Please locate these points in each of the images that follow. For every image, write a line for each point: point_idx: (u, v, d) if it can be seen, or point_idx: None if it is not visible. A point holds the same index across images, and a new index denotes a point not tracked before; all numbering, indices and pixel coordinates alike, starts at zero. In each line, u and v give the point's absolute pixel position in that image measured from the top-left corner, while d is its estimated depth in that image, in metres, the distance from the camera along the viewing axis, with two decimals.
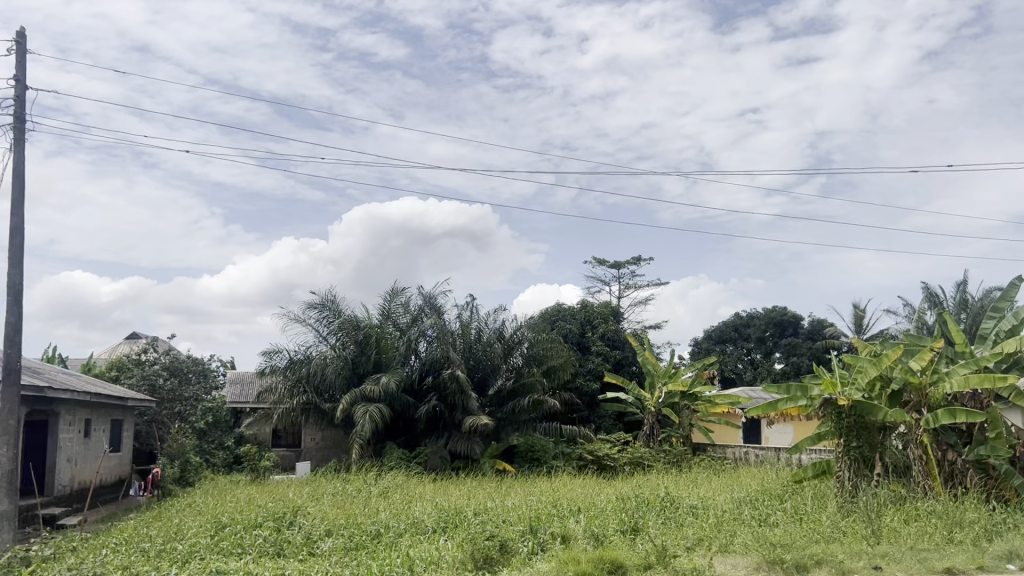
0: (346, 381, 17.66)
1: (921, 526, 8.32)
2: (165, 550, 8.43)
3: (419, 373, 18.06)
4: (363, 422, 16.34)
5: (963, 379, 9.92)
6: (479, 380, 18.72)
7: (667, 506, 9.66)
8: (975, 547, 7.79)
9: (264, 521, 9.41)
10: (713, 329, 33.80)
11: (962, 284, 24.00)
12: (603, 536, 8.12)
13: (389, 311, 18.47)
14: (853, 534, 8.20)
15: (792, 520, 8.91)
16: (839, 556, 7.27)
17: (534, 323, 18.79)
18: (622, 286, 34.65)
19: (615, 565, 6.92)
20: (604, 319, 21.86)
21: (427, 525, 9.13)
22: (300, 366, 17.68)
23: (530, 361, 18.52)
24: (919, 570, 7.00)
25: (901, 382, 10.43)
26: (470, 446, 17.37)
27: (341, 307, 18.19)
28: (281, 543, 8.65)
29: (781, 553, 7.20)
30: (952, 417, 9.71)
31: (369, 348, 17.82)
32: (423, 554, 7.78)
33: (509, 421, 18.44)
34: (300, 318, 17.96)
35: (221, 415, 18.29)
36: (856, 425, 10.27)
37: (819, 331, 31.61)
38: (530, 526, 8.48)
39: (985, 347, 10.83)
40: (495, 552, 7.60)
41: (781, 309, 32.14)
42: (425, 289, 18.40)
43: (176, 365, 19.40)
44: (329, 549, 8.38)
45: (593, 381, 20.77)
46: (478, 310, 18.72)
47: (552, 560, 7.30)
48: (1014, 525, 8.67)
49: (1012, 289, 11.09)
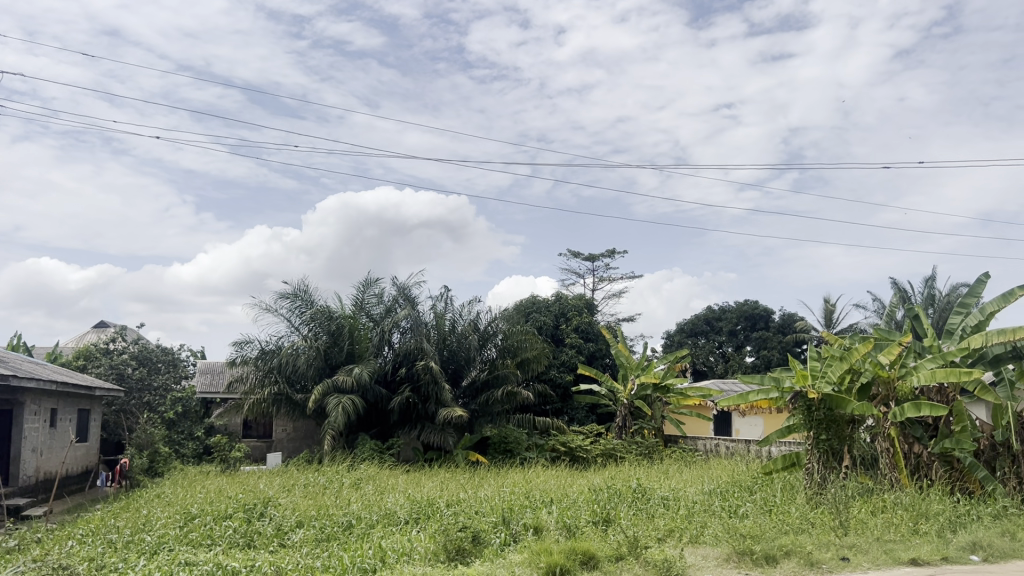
0: (318, 372, 17.58)
1: (887, 517, 8.44)
2: (133, 541, 8.34)
3: (393, 364, 17.96)
4: (335, 414, 16.22)
5: (929, 373, 10.10)
6: (453, 372, 18.64)
7: (639, 497, 9.70)
8: (939, 539, 7.91)
9: (234, 512, 9.33)
10: (685, 321, 34.04)
11: (929, 279, 24.40)
12: (575, 527, 8.16)
13: (362, 302, 18.29)
14: (821, 525, 8.30)
15: (761, 512, 8.98)
16: (808, 547, 7.36)
17: (509, 315, 18.80)
18: (595, 278, 34.83)
19: (587, 556, 6.92)
20: (578, 311, 21.97)
21: (399, 516, 9.11)
22: (271, 357, 17.54)
23: (504, 353, 18.54)
24: (887, 561, 7.09)
25: (870, 375, 10.61)
26: (443, 438, 17.37)
27: (313, 298, 18.04)
28: (251, 534, 8.58)
29: (750, 544, 7.26)
30: (917, 411, 9.88)
31: (342, 339, 17.72)
32: (395, 545, 7.77)
33: (482, 413, 18.45)
34: (270, 308, 17.74)
35: (190, 405, 18.07)
36: (827, 418, 10.34)
37: (789, 325, 32.00)
38: (503, 517, 8.48)
39: (952, 342, 10.96)
40: (467, 543, 7.57)
41: (753, 303, 32.49)
42: (399, 280, 18.32)
43: (144, 355, 19.22)
44: (300, 540, 8.35)
45: (567, 373, 20.76)
46: (453, 301, 18.68)
47: (524, 551, 7.30)
48: (977, 517, 8.82)
49: (978, 285, 11.25)
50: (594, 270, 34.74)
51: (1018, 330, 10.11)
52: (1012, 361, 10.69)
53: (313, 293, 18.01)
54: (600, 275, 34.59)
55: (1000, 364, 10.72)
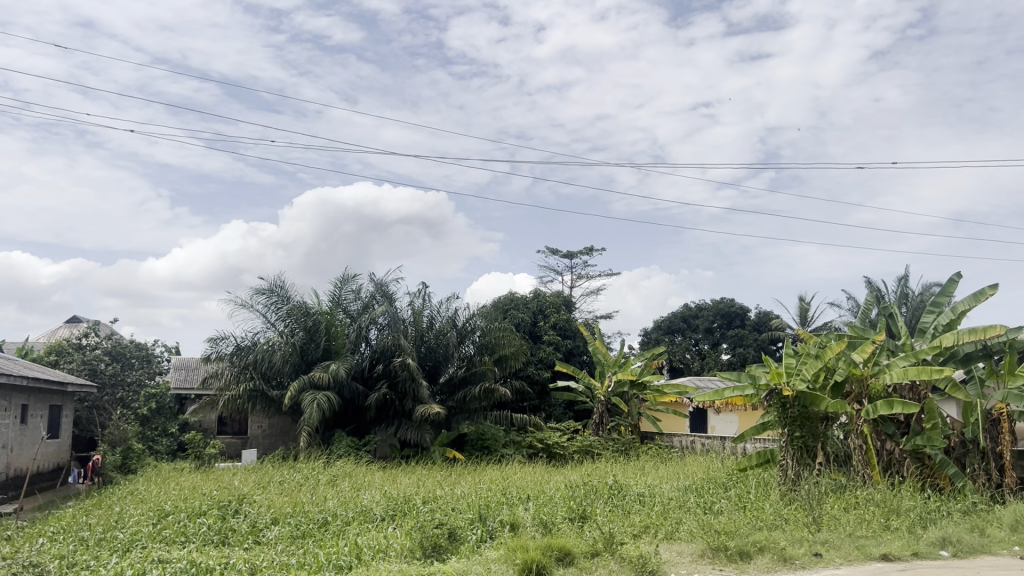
0: (294, 368, 17.49)
1: (859, 513, 8.55)
2: (106, 539, 8.26)
3: (370, 360, 17.90)
4: (310, 410, 16.13)
5: (902, 371, 10.22)
6: (431, 368, 18.62)
7: (615, 494, 9.74)
8: (910, 535, 8.02)
9: (208, 509, 9.26)
10: (662, 318, 34.22)
11: (903, 278, 24.71)
12: (551, 524, 8.19)
13: (340, 299, 18.20)
14: (795, 522, 8.37)
15: (736, 508, 9.06)
16: (781, 543, 7.43)
17: (487, 312, 18.80)
18: (573, 275, 34.91)
19: (562, 553, 6.94)
20: (556, 308, 22.02)
21: (375, 513, 9.08)
22: (247, 353, 17.42)
23: (482, 349, 18.54)
24: (858, 556, 7.18)
25: (846, 374, 10.63)
26: (421, 435, 17.30)
27: (289, 293, 17.92)
28: (225, 531, 8.51)
29: (725, 540, 7.30)
30: (889, 408, 10.00)
31: (318, 335, 17.62)
32: (371, 542, 7.75)
33: (460, 410, 18.44)
34: (246, 303, 17.60)
35: (165, 401, 17.90)
36: (801, 416, 10.48)
37: (764, 323, 32.29)
38: (480, 514, 8.47)
39: (924, 339, 11.11)
40: (443, 540, 7.57)
41: (729, 301, 32.70)
42: (377, 276, 18.25)
43: (118, 350, 19.01)
44: (275, 537, 8.31)
45: (544, 370, 20.76)
46: (431, 298, 18.64)
47: (500, 548, 7.30)
48: (948, 513, 8.95)
49: (950, 285, 11.40)
50: (573, 267, 34.79)
51: (988, 329, 10.27)
52: (982, 359, 10.87)
53: (289, 289, 17.88)
54: (578, 272, 34.65)
55: (970, 363, 10.90)
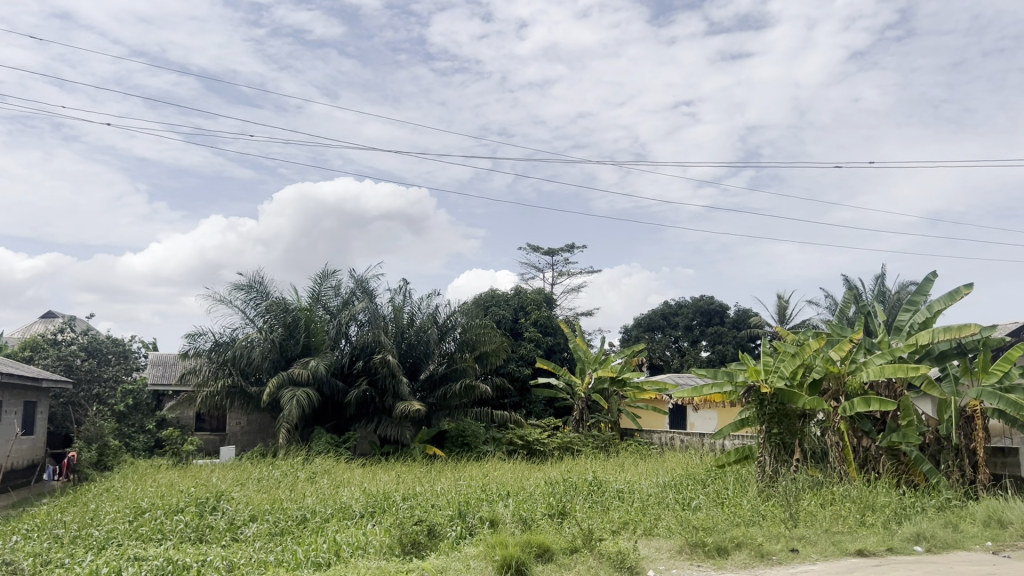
0: (273, 365, 17.37)
1: (835, 509, 8.62)
2: (80, 536, 8.17)
3: (349, 357, 17.83)
4: (290, 407, 16.04)
5: (879, 368, 10.33)
6: (411, 365, 18.57)
7: (594, 490, 9.78)
8: (886, 530, 8.10)
9: (185, 506, 9.18)
10: (642, 316, 34.42)
11: (880, 277, 24.96)
12: (530, 520, 8.19)
13: (319, 295, 18.11)
14: (772, 518, 8.43)
15: (714, 504, 9.10)
16: (758, 539, 7.48)
17: (468, 308, 18.79)
18: (554, 272, 34.96)
19: (542, 549, 6.94)
20: (537, 305, 22.03)
21: (354, 510, 9.05)
22: (225, 349, 17.29)
23: (462, 346, 18.53)
24: (834, 552, 7.25)
25: (822, 371, 10.78)
26: (401, 432, 17.28)
27: (268, 289, 17.80)
28: (203, 529, 8.46)
29: (703, 536, 7.35)
30: (866, 406, 10.09)
31: (298, 331, 17.50)
32: (350, 539, 7.72)
33: (440, 407, 18.39)
34: (224, 299, 17.46)
35: (141, 398, 17.71)
36: (778, 412, 10.56)
37: (743, 321, 32.51)
38: (459, 510, 8.47)
39: (900, 338, 11.22)
40: (422, 536, 7.55)
41: (709, 298, 32.90)
42: (357, 272, 18.19)
43: (94, 346, 18.83)
44: (253, 534, 8.25)
45: (525, 367, 20.75)
46: (411, 295, 18.59)
47: (479, 545, 7.29)
48: (922, 509, 9.05)
49: (926, 284, 11.53)
50: (553, 264, 34.86)
51: (963, 327, 10.39)
52: (957, 357, 11.02)
53: (268, 285, 17.77)
54: (558, 269, 34.71)
55: (946, 360, 11.05)
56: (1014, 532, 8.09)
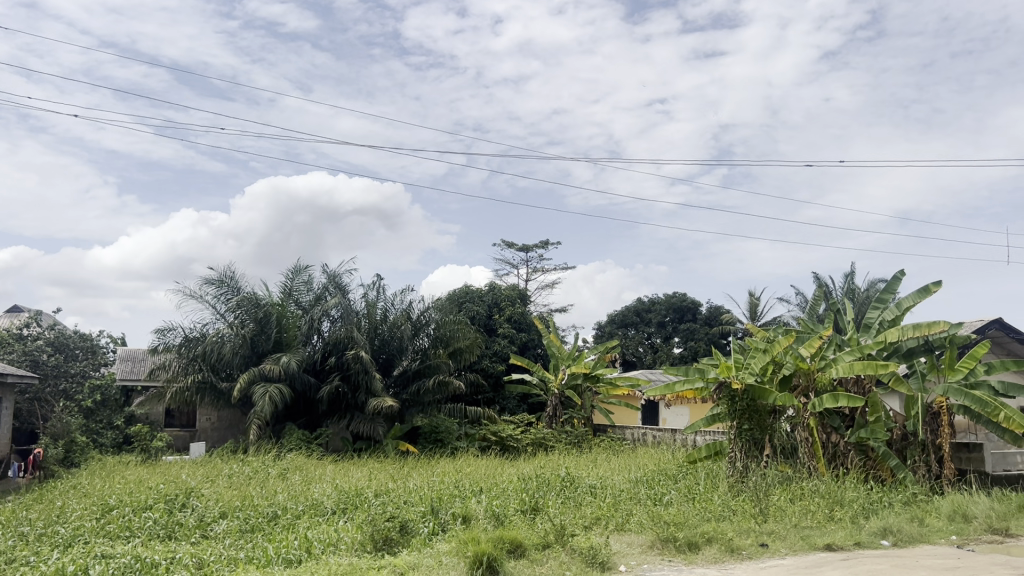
0: (245, 361, 17.22)
1: (805, 504, 8.71)
2: (46, 534, 8.04)
3: (321, 353, 17.73)
4: (262, 403, 15.91)
5: (848, 365, 10.46)
6: (384, 361, 18.48)
7: (567, 486, 9.81)
8: (854, 525, 8.21)
9: (154, 503, 9.08)
10: (616, 313, 34.58)
11: (849, 275, 25.29)
12: (503, 516, 8.20)
13: (291, 290, 17.99)
14: (743, 513, 8.51)
15: (685, 500, 9.18)
16: (729, 534, 7.55)
17: (441, 305, 18.76)
18: (529, 269, 35.00)
19: (514, 545, 6.93)
20: (511, 302, 22.04)
21: (326, 507, 9.00)
22: (195, 345, 17.11)
23: (436, 342, 18.51)
24: (803, 546, 7.33)
25: (791, 368, 10.91)
26: (373, 428, 17.23)
27: (239, 284, 17.63)
28: (172, 525, 8.37)
29: (674, 531, 7.40)
30: (834, 402, 10.23)
31: (269, 326, 17.32)
32: (321, 536, 7.68)
33: (413, 403, 18.33)
34: (195, 294, 17.28)
35: (110, 394, 17.49)
36: (749, 409, 10.66)
37: (715, 317, 32.76)
38: (432, 506, 8.45)
39: (869, 335, 11.32)
40: (394, 533, 7.52)
41: (681, 295, 33.14)
42: (330, 268, 18.08)
43: (61, 341, 18.57)
44: (223, 531, 8.17)
45: (499, 363, 20.77)
46: (385, 291, 18.51)
47: (451, 541, 7.29)
48: (889, 504, 9.19)
49: (894, 282, 11.68)
50: (528, 261, 34.90)
51: (932, 325, 10.53)
52: (924, 355, 11.14)
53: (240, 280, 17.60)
54: (533, 265, 34.75)
55: (912, 357, 11.18)
56: (978, 526, 8.25)
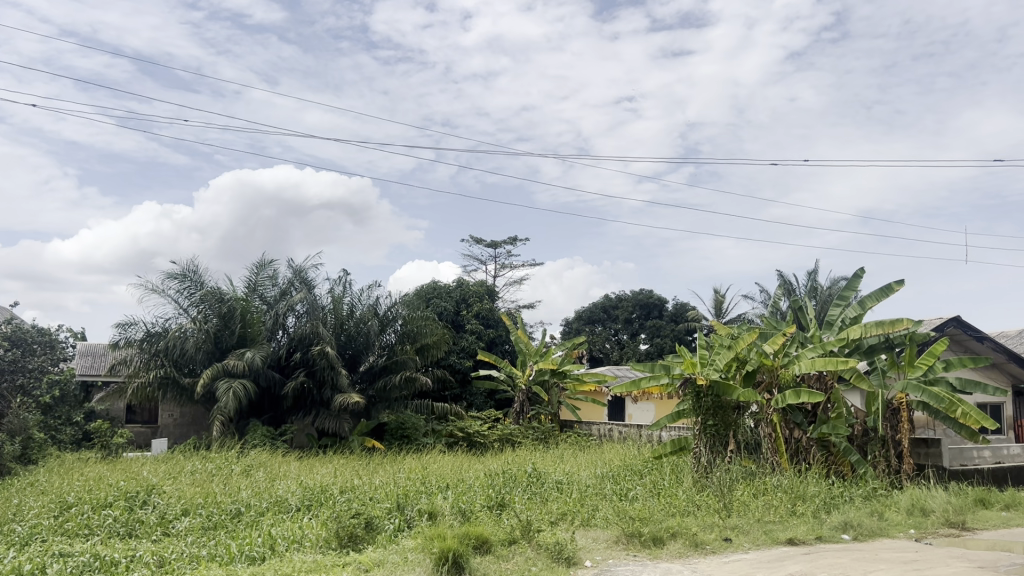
0: (208, 356, 17.00)
1: (768, 500, 8.80)
2: (2, 533, 7.85)
3: (286, 349, 17.57)
4: (225, 399, 15.72)
5: (810, 362, 10.61)
6: (351, 357, 18.36)
7: (533, 481, 9.84)
8: (815, 519, 8.33)
9: (114, 500, 8.92)
10: (583, 308, 34.73)
11: (812, 272, 25.64)
12: (469, 512, 8.20)
13: (255, 285, 17.78)
14: (706, 508, 8.59)
15: (651, 495, 9.24)
16: (693, 529, 7.62)
17: (409, 300, 18.68)
18: (497, 265, 34.98)
19: (480, 541, 6.91)
20: (479, 297, 21.98)
21: (290, 503, 8.93)
22: (157, 339, 16.85)
23: (403, 338, 18.43)
24: (766, 541, 7.42)
25: (755, 364, 11.00)
26: (339, 424, 17.12)
27: (203, 279, 17.37)
28: (132, 523, 8.23)
29: (639, 526, 7.44)
30: (796, 398, 10.37)
31: (233, 322, 17.09)
32: (285, 533, 7.61)
33: (380, 399, 18.25)
34: (156, 288, 16.99)
35: (68, 389, 17.32)
36: (714, 405, 10.78)
37: (681, 314, 33.01)
38: (398, 503, 8.42)
39: (832, 332, 11.46)
40: (360, 530, 7.47)
41: (648, 292, 33.35)
42: (295, 262, 17.90)
43: (18, 335, 18.07)
44: (185, 529, 8.06)
45: (466, 359, 20.73)
46: (351, 286, 18.36)
47: (417, 537, 7.26)
48: (850, 498, 9.34)
49: (855, 280, 11.85)
50: (496, 257, 34.89)
51: (894, 322, 10.70)
52: (885, 352, 11.31)
53: (203, 274, 17.33)
54: (501, 261, 34.75)
55: (873, 354, 11.34)
56: (935, 520, 8.41)
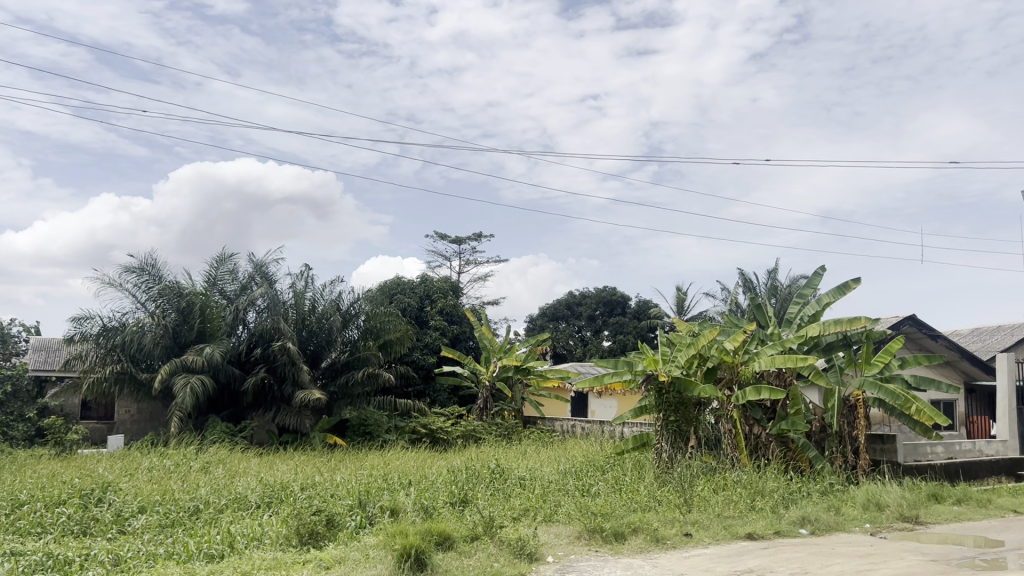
0: (166, 352, 16.72)
1: (727, 495, 8.91)
2: None
3: (247, 344, 17.34)
4: (183, 395, 15.49)
5: (770, 359, 10.74)
6: (313, 352, 18.18)
7: (496, 477, 9.85)
8: (773, 514, 8.44)
9: (68, 498, 8.74)
10: (547, 305, 34.83)
11: (772, 271, 25.98)
12: (432, 509, 8.18)
13: (215, 279, 17.53)
14: (668, 503, 8.66)
15: (612, 490, 9.31)
16: (654, 524, 7.68)
17: (372, 296, 18.56)
18: (461, 261, 34.92)
19: (442, 537, 6.90)
20: (443, 294, 21.92)
21: (250, 500, 8.83)
22: (114, 334, 16.53)
23: (366, 334, 18.30)
24: (725, 536, 7.50)
25: (716, 361, 11.11)
26: (300, 421, 16.96)
27: (161, 272, 17.07)
28: (87, 521, 8.06)
29: (601, 522, 7.48)
30: (757, 394, 10.49)
31: (192, 317, 16.87)
32: (245, 530, 7.52)
33: (342, 395, 18.11)
34: (113, 282, 16.65)
35: (21, 385, 16.84)
36: (676, 401, 10.89)
37: (644, 311, 33.21)
38: (359, 499, 8.36)
39: (791, 330, 11.62)
40: (320, 527, 7.40)
41: (611, 289, 33.52)
42: (256, 257, 17.70)
43: None
44: (141, 527, 7.93)
45: (430, 355, 20.68)
46: (314, 281, 18.21)
47: (379, 534, 7.21)
48: (808, 493, 9.48)
49: (815, 278, 12.03)
50: (461, 253, 34.82)
51: (852, 320, 10.89)
52: (843, 349, 11.48)
53: (162, 268, 17.04)
54: (466, 258, 34.71)
55: (832, 352, 11.50)
56: (890, 515, 8.58)
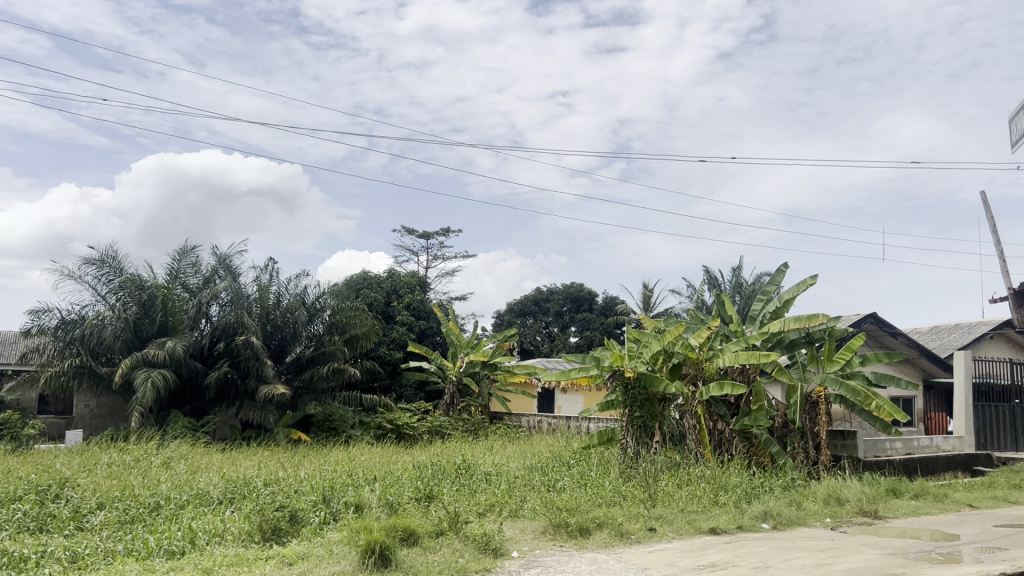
0: (127, 346, 16.44)
1: (691, 490, 8.96)
2: None
3: (210, 338, 17.12)
4: (143, 389, 15.23)
5: (733, 356, 10.83)
6: (277, 347, 17.99)
7: (462, 472, 9.84)
8: (736, 509, 8.54)
9: (25, 494, 8.55)
10: (515, 301, 34.88)
11: (737, 269, 26.25)
12: (397, 504, 8.15)
13: (177, 272, 17.26)
14: (632, 498, 8.70)
15: (578, 485, 9.34)
16: (619, 519, 7.72)
17: (338, 290, 18.43)
18: (429, 256, 34.76)
19: (407, 533, 6.86)
20: (410, 289, 21.82)
21: (212, 496, 8.71)
22: (73, 327, 16.21)
23: (331, 329, 18.15)
24: (689, 530, 7.57)
25: (680, 357, 11.18)
26: (264, 416, 16.79)
27: (122, 265, 16.75)
28: (44, 518, 7.90)
29: (566, 517, 7.49)
30: (720, 390, 10.61)
31: (153, 311, 16.63)
32: (207, 526, 7.41)
33: (306, 390, 17.93)
34: (73, 274, 16.33)
35: None
36: (641, 397, 10.97)
37: (611, 308, 33.37)
38: (323, 495, 8.28)
39: (754, 327, 11.76)
40: (283, 523, 7.31)
41: (579, 285, 33.63)
42: (219, 250, 17.46)
43: None
44: (100, 523, 7.78)
45: (396, 350, 20.60)
46: (278, 274, 18.02)
47: (343, 530, 7.16)
48: (770, 489, 9.59)
49: (778, 275, 12.17)
50: (429, 248, 34.67)
51: (813, 317, 11.03)
52: (805, 346, 11.61)
53: (123, 260, 16.73)
54: (433, 253, 34.55)
55: (794, 349, 11.62)
56: (851, 509, 8.71)
